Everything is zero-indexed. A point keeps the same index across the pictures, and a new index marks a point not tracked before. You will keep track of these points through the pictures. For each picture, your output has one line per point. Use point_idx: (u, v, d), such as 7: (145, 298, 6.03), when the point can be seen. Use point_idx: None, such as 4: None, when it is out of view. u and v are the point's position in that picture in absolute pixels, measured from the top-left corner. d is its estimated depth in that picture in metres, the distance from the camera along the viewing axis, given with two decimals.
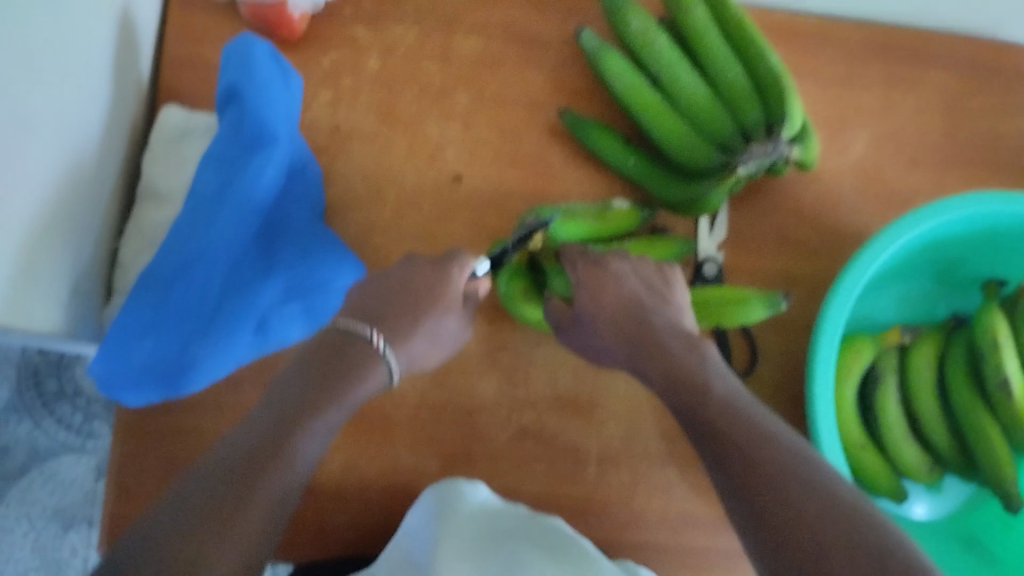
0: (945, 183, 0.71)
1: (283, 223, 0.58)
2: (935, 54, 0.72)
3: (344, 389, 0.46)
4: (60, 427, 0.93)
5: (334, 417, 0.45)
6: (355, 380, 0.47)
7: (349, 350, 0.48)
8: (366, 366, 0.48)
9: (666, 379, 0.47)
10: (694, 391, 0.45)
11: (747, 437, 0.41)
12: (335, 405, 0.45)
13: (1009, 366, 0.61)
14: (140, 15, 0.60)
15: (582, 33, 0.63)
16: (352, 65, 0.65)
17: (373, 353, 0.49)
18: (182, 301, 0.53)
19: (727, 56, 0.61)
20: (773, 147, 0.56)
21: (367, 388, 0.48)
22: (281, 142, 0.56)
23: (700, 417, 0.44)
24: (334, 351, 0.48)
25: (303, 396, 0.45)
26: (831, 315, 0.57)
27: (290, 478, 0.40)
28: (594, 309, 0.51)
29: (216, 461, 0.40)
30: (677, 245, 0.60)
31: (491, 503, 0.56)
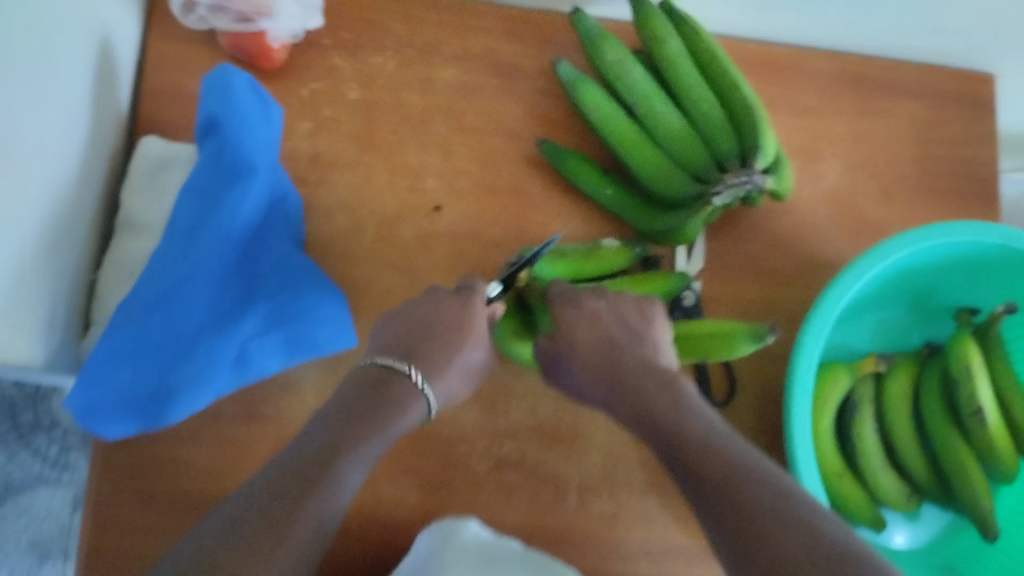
0: (915, 212, 0.72)
1: (261, 255, 0.58)
2: (904, 86, 0.73)
3: (385, 420, 0.47)
4: (36, 458, 0.92)
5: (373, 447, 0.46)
6: (393, 414, 0.48)
7: (387, 385, 0.49)
8: (404, 400, 0.49)
9: (641, 420, 0.47)
10: (670, 429, 0.45)
11: (725, 469, 0.41)
12: (375, 434, 0.46)
13: (982, 394, 0.63)
14: (119, 47, 0.60)
15: (559, 65, 0.64)
16: (331, 96, 0.65)
17: (413, 389, 0.50)
18: (159, 332, 0.53)
19: (701, 89, 0.62)
20: (746, 177, 0.57)
21: (404, 424, 0.49)
22: (260, 174, 0.56)
23: (673, 448, 0.45)
24: (367, 384, 0.49)
25: (344, 423, 0.46)
26: (807, 345, 0.58)
27: (333, 503, 0.42)
28: (570, 352, 0.51)
29: (261, 486, 0.41)
30: (671, 280, 0.59)
31: (483, 538, 0.56)
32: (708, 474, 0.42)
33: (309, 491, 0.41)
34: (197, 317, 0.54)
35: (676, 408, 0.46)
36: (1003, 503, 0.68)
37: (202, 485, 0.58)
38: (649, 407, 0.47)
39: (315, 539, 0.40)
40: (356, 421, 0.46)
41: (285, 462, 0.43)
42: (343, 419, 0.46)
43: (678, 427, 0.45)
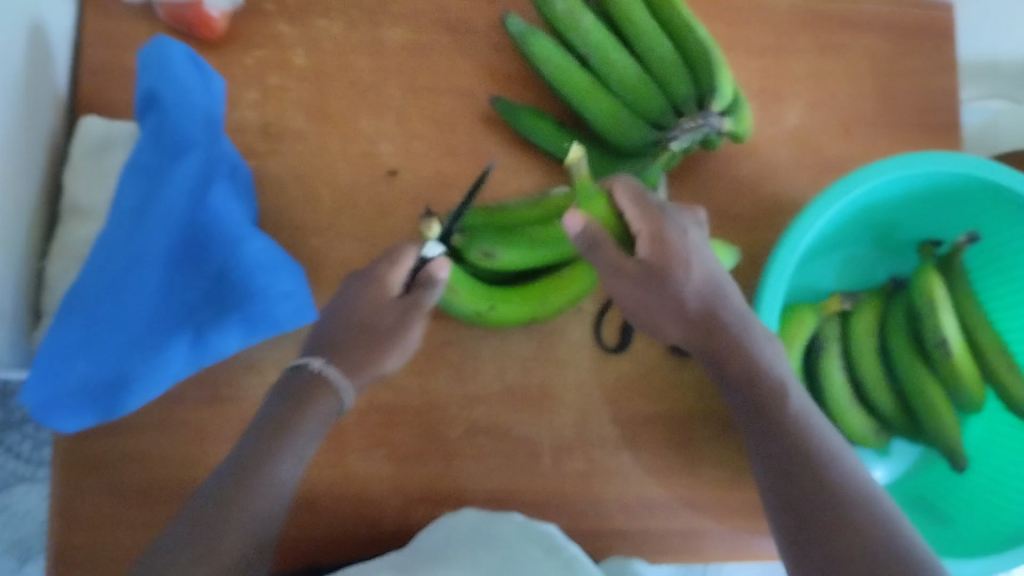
0: (875, 150, 0.72)
1: (209, 226, 0.55)
2: (860, 21, 0.73)
3: (303, 413, 0.49)
4: (9, 457, 0.90)
5: (296, 449, 0.48)
6: (310, 405, 0.50)
7: (298, 383, 0.51)
8: (319, 394, 0.51)
9: (741, 385, 0.52)
10: (762, 398, 0.51)
11: (814, 459, 0.48)
12: (292, 438, 0.48)
13: (947, 326, 0.63)
14: (51, 25, 0.58)
15: (508, 18, 0.63)
16: (276, 63, 0.64)
17: (322, 379, 0.51)
18: (108, 320, 0.51)
19: (655, 33, 0.61)
20: (703, 121, 0.56)
21: (321, 414, 0.50)
22: (201, 148, 0.55)
23: (760, 413, 0.51)
24: (292, 386, 0.51)
25: (265, 428, 0.49)
26: (768, 289, 0.58)
27: (260, 511, 0.45)
28: (672, 274, 0.52)
29: (196, 504, 0.45)
30: None
31: (485, 517, 0.58)
32: (780, 433, 0.49)
33: (237, 498, 0.45)
34: (150, 302, 0.53)
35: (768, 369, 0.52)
36: (972, 433, 0.69)
37: (171, 472, 0.58)
38: (741, 375, 0.52)
39: (252, 536, 0.45)
40: (278, 421, 0.49)
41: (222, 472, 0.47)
42: (265, 423, 0.49)
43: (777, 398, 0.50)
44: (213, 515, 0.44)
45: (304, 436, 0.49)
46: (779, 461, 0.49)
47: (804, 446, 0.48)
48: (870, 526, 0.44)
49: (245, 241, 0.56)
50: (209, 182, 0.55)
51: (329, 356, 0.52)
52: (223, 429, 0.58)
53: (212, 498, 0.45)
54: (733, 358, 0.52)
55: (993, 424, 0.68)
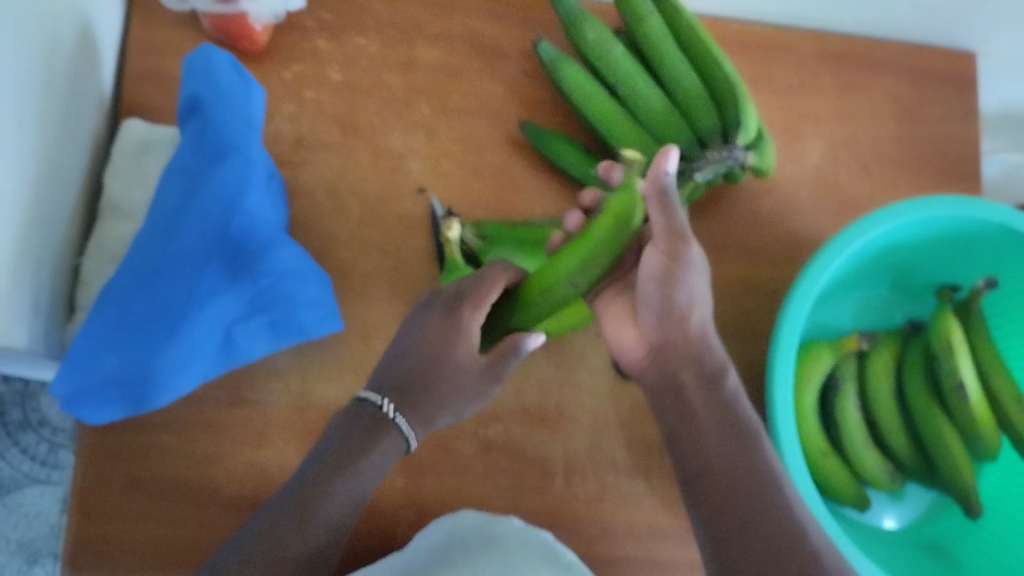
0: (895, 193, 0.72)
1: (245, 223, 0.56)
2: (883, 66, 0.74)
3: (367, 447, 0.52)
4: (24, 457, 0.93)
5: (350, 485, 0.50)
6: (372, 447, 0.52)
7: (363, 420, 0.53)
8: (381, 433, 0.53)
9: (704, 400, 0.48)
10: (720, 412, 0.48)
11: (740, 483, 0.44)
12: (348, 474, 0.51)
13: (965, 370, 0.63)
14: (99, 29, 0.60)
15: (539, 45, 0.65)
16: (314, 78, 0.65)
17: (387, 423, 0.53)
18: (142, 314, 0.53)
19: (683, 67, 0.62)
20: (728, 153, 0.58)
21: (378, 458, 0.52)
22: (242, 153, 0.56)
23: (715, 425, 0.47)
24: (357, 423, 0.53)
25: (326, 462, 0.51)
26: (787, 320, 0.59)
27: (308, 541, 0.48)
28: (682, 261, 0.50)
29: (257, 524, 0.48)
30: None
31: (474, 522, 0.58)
32: (732, 461, 0.45)
33: (298, 521, 0.48)
34: (179, 300, 0.54)
35: (736, 402, 0.48)
36: (987, 482, 0.69)
37: (189, 471, 0.58)
38: (710, 407, 0.48)
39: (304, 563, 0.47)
40: (338, 458, 0.51)
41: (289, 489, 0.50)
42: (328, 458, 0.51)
43: (744, 432, 0.46)
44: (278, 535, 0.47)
45: (359, 474, 0.51)
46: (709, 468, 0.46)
47: (736, 465, 0.45)
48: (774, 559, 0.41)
49: (276, 246, 0.57)
50: (244, 186, 0.56)
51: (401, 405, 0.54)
52: (240, 431, 0.59)
53: (281, 516, 0.48)
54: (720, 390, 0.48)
55: (1011, 474, 0.68)
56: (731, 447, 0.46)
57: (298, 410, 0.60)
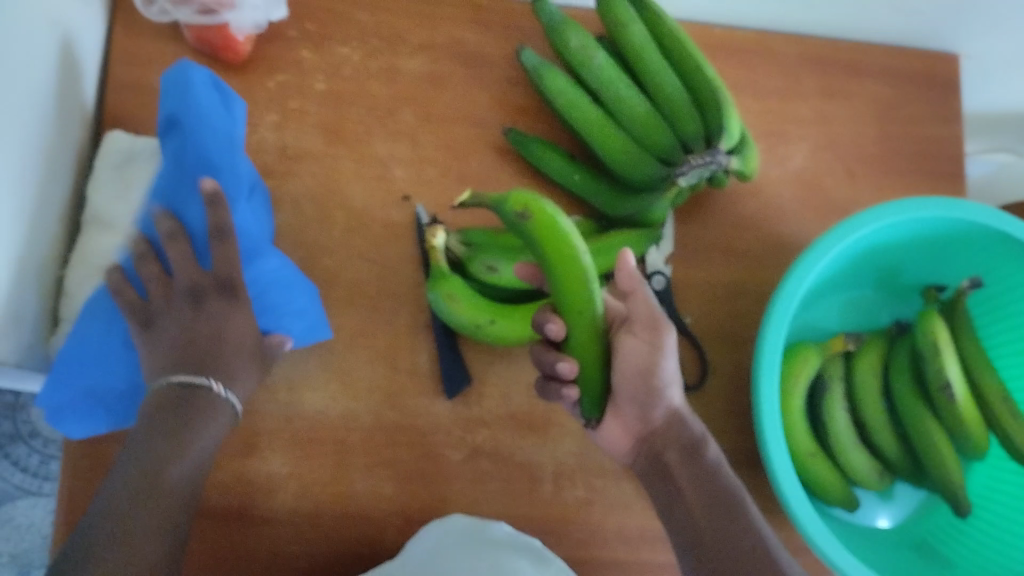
0: (880, 195, 0.73)
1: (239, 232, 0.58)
2: (867, 69, 0.74)
3: (196, 424, 0.50)
4: (16, 469, 0.94)
5: (184, 464, 0.49)
6: (200, 424, 0.50)
7: (187, 402, 0.51)
8: (210, 410, 0.51)
9: (679, 450, 0.53)
10: (693, 455, 0.53)
11: (725, 508, 0.50)
12: (182, 454, 0.49)
13: (950, 370, 0.64)
14: (80, 41, 0.60)
15: (522, 53, 0.65)
16: (298, 88, 0.65)
17: (217, 400, 0.52)
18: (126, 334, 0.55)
19: (665, 72, 0.63)
20: (710, 157, 0.58)
21: (210, 434, 0.51)
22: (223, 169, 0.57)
23: (690, 469, 0.52)
24: (179, 408, 0.50)
25: (155, 445, 0.48)
26: (772, 323, 0.59)
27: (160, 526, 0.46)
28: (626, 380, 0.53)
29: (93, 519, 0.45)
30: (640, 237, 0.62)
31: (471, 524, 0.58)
32: (726, 534, 0.49)
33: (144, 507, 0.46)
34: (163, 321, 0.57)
35: (719, 472, 0.52)
36: (976, 481, 0.69)
37: None
38: (682, 457, 0.53)
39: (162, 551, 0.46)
40: (168, 440, 0.49)
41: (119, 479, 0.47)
42: (155, 438, 0.49)
43: (714, 471, 0.52)
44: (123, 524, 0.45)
45: (193, 452, 0.49)
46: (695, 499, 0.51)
47: (714, 492, 0.51)
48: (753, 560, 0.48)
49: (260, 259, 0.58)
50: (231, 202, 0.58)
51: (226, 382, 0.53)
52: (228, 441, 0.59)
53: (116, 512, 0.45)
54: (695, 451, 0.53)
55: (997, 471, 0.68)
56: (730, 521, 0.49)
57: (284, 419, 0.60)
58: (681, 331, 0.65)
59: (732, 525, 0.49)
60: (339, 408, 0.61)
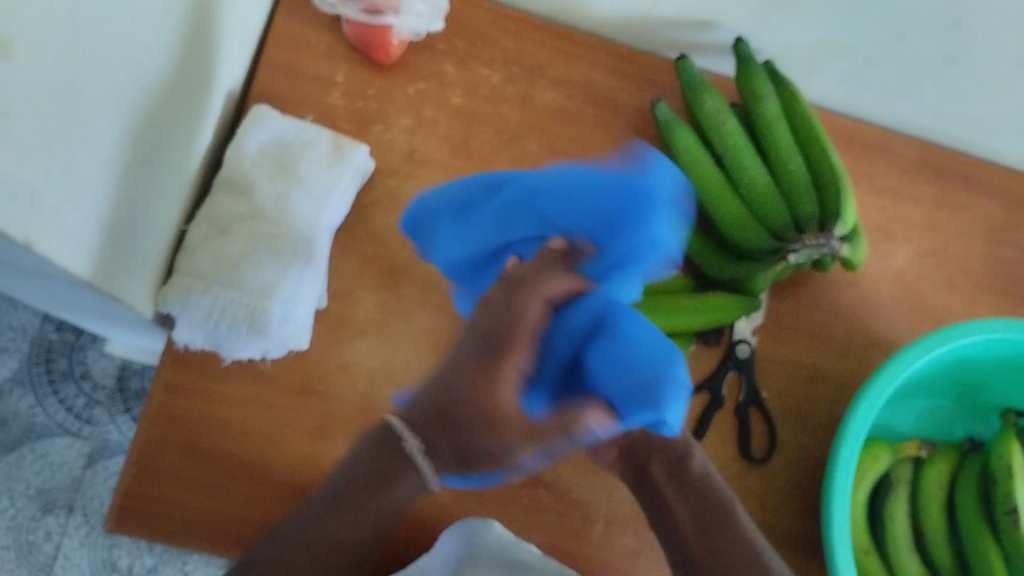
0: (974, 310, 0.73)
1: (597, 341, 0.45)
2: (983, 185, 0.75)
3: (387, 486, 0.46)
4: (61, 408, 0.96)
5: (369, 519, 0.46)
6: (388, 487, 0.45)
7: (384, 458, 0.45)
8: (404, 474, 0.45)
9: (667, 455, 0.54)
10: (679, 458, 0.54)
11: (714, 513, 0.51)
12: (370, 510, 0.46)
13: (1022, 497, 0.62)
14: (245, 15, 0.63)
15: (657, 105, 0.67)
16: (435, 99, 0.68)
17: (410, 465, 0.44)
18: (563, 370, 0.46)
19: (792, 150, 0.64)
20: (825, 241, 0.59)
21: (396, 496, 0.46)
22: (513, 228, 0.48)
23: (676, 476, 0.53)
24: (378, 459, 0.46)
25: (353, 494, 0.46)
26: (858, 412, 0.59)
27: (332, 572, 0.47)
28: None
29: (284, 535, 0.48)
30: (735, 302, 0.63)
31: (507, 537, 0.59)
32: (718, 544, 0.50)
33: (320, 548, 0.47)
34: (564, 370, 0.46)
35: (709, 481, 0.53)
36: None
37: (247, 450, 0.60)
38: (670, 470, 0.54)
39: None
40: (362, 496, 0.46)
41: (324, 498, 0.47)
42: (353, 487, 0.47)
43: (697, 477, 0.53)
44: (299, 557, 0.46)
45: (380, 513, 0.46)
46: (685, 505, 0.52)
47: (702, 496, 0.52)
48: (743, 558, 0.49)
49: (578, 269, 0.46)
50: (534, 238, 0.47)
51: (425, 442, 0.44)
52: (302, 419, 0.61)
53: (298, 542, 0.47)
54: (684, 465, 0.53)
55: None
56: (724, 527, 0.51)
57: (360, 410, 0.62)
58: (754, 403, 0.66)
59: (725, 531, 0.50)
60: None
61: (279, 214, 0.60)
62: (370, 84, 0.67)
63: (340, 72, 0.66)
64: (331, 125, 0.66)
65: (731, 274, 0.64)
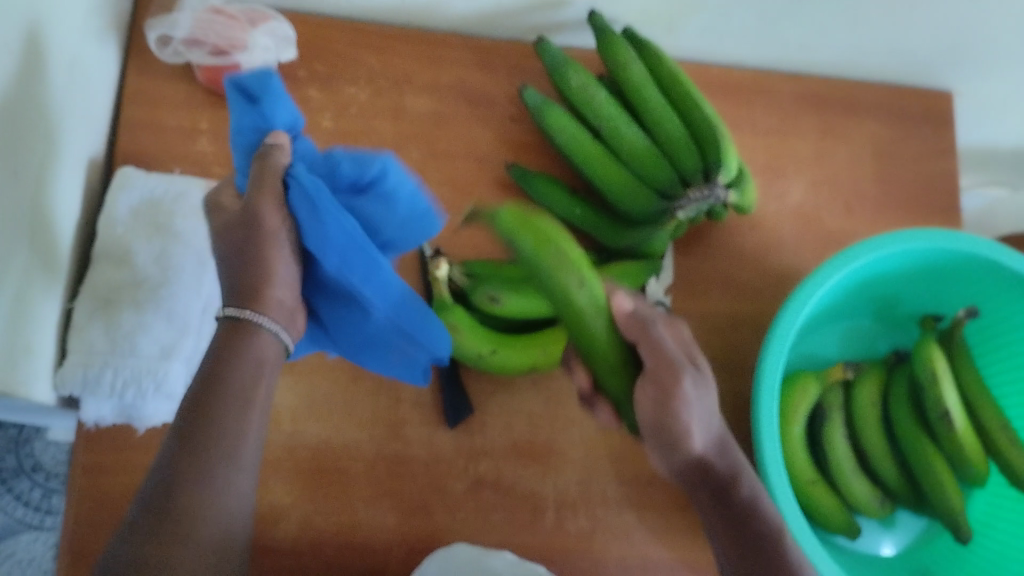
0: (876, 228, 0.74)
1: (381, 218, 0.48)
2: (863, 106, 0.76)
3: (239, 358, 0.43)
4: (18, 504, 0.94)
5: (253, 404, 0.43)
6: (237, 364, 0.43)
7: (221, 339, 0.43)
8: (249, 339, 0.43)
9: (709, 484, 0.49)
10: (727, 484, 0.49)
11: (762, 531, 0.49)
12: (241, 393, 0.42)
13: (949, 399, 0.64)
14: (95, 82, 0.62)
15: (524, 91, 0.67)
16: (306, 127, 0.67)
17: (256, 329, 0.44)
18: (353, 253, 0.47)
19: (665, 110, 0.64)
20: (710, 192, 0.60)
21: (258, 363, 0.43)
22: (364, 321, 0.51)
23: (727, 502, 0.49)
24: (218, 342, 0.43)
25: (200, 387, 0.42)
26: (771, 348, 0.59)
27: (209, 496, 0.40)
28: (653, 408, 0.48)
29: (149, 484, 0.40)
30: (636, 266, 0.63)
31: (471, 552, 0.59)
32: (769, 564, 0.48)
33: (195, 452, 0.41)
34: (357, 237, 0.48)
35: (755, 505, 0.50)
36: (976, 507, 0.70)
37: None
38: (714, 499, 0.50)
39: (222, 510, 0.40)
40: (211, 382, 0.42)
41: (149, 483, 0.40)
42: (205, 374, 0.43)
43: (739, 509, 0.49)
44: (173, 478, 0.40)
45: (248, 392, 0.43)
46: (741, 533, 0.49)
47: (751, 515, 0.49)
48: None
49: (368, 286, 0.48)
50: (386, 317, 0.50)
51: (258, 307, 0.44)
52: None
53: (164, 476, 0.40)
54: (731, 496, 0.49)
55: (998, 498, 0.69)
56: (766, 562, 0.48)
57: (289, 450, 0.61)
58: None
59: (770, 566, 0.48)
60: (341, 439, 0.62)
61: (165, 274, 0.60)
62: None
63: (204, 119, 0.66)
64: (203, 173, 0.65)
65: (631, 244, 0.64)
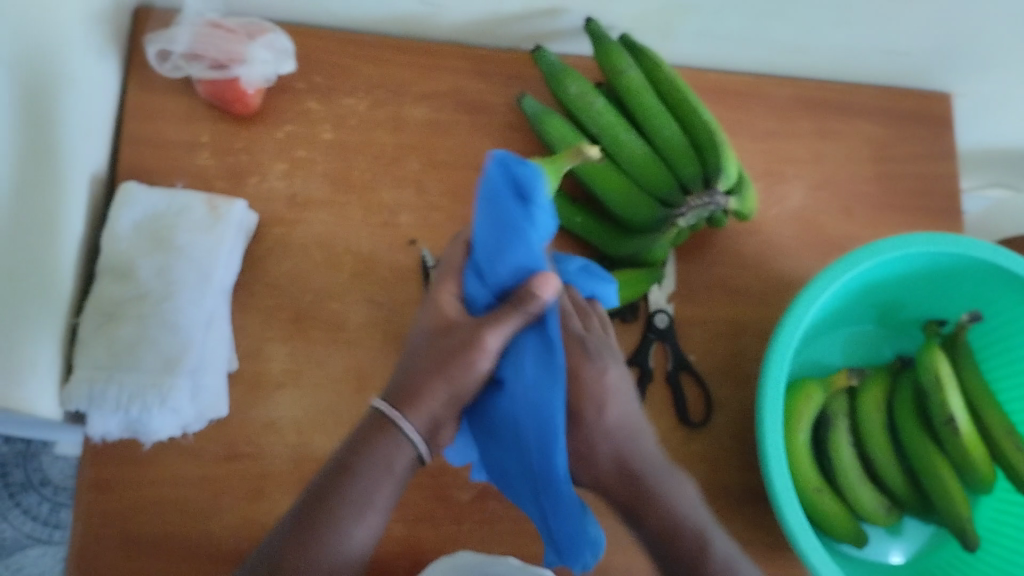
0: (877, 232, 0.74)
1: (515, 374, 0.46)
2: (863, 109, 0.76)
3: (373, 467, 0.43)
4: (27, 518, 0.95)
5: (369, 517, 0.43)
6: (371, 474, 0.43)
7: (370, 437, 0.44)
8: (393, 448, 0.43)
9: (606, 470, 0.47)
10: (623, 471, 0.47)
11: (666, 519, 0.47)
12: (364, 503, 0.43)
13: (954, 404, 0.64)
14: (97, 98, 0.62)
15: (524, 100, 0.67)
16: (306, 139, 0.67)
17: (401, 439, 0.43)
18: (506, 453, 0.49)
19: (664, 117, 0.64)
20: (709, 198, 0.60)
21: (388, 487, 0.43)
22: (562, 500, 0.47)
23: (625, 493, 0.47)
24: (364, 440, 0.44)
25: (335, 487, 0.43)
26: (774, 355, 0.59)
27: None
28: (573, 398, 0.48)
29: (267, 550, 0.43)
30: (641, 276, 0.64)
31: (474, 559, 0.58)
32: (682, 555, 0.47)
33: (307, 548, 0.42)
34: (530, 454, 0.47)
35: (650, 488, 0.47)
36: (984, 514, 0.69)
37: (187, 529, 0.59)
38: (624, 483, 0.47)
39: None
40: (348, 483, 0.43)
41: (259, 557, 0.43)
42: (340, 471, 0.44)
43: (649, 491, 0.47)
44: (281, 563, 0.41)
45: (373, 502, 0.43)
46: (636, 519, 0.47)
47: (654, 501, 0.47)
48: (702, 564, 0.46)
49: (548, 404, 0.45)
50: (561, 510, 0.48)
51: (413, 415, 0.44)
52: (238, 484, 0.60)
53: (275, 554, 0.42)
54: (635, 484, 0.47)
55: (1006, 505, 0.69)
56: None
57: (294, 462, 0.61)
58: (684, 367, 0.66)
59: None
60: None
61: (167, 287, 0.60)
62: (237, 138, 0.66)
63: (204, 132, 0.66)
64: (204, 187, 0.65)
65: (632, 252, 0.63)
